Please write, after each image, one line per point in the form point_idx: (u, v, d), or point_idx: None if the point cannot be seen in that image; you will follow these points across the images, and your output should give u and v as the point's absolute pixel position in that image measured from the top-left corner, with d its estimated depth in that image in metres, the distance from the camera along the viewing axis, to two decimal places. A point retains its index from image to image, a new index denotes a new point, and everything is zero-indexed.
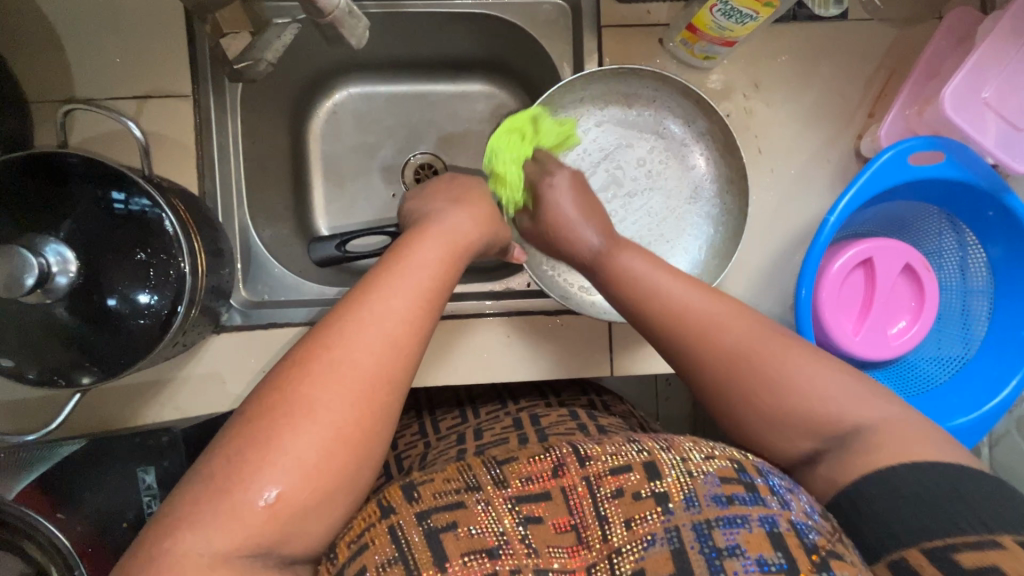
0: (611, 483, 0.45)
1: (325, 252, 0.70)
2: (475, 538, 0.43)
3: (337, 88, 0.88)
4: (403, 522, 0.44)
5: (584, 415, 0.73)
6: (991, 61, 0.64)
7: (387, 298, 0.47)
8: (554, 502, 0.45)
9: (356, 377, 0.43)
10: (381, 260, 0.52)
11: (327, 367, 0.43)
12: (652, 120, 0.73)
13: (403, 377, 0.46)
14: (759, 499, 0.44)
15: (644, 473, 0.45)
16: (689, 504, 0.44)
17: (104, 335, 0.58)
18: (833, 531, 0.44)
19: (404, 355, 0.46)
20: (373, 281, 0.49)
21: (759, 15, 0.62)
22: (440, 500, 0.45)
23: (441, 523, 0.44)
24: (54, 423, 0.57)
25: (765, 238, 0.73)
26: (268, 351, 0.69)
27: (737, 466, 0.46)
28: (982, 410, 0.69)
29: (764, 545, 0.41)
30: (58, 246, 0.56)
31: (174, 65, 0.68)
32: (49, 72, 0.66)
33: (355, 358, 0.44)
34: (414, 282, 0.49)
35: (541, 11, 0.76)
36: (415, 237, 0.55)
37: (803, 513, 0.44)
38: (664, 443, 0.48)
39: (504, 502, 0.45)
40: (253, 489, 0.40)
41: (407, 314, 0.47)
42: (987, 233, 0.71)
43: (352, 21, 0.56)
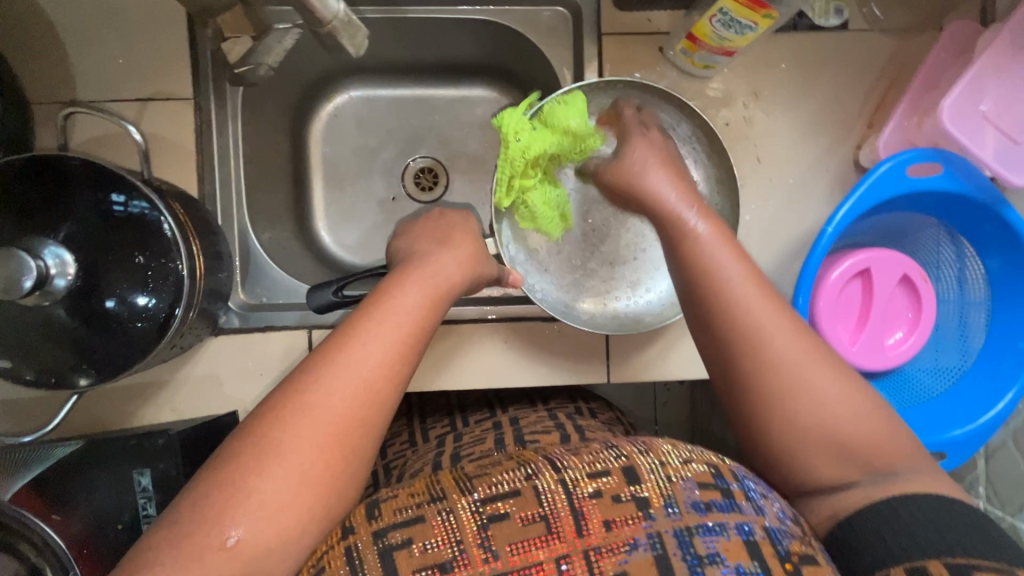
0: (589, 485, 0.46)
1: (323, 300, 0.65)
2: (429, 553, 0.43)
3: (338, 91, 0.89)
4: (360, 541, 0.43)
5: (566, 417, 0.74)
6: (991, 74, 0.64)
7: (364, 343, 0.48)
8: (523, 498, 0.46)
9: (327, 423, 0.44)
10: (363, 303, 0.52)
11: (298, 412, 0.44)
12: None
13: (376, 422, 0.47)
14: (733, 506, 0.47)
15: (622, 476, 0.47)
16: (670, 510, 0.45)
17: (101, 337, 0.58)
18: (801, 532, 0.48)
19: (380, 404, 0.47)
20: (355, 323, 0.49)
21: (759, 25, 0.62)
22: (398, 516, 0.45)
23: (397, 540, 0.43)
24: (51, 425, 0.57)
25: (763, 247, 0.73)
26: (264, 354, 0.69)
27: (713, 471, 0.49)
28: (977, 422, 0.69)
29: (743, 554, 0.44)
30: (57, 249, 0.56)
31: (175, 69, 0.68)
32: (51, 74, 0.67)
33: (327, 404, 0.45)
34: (391, 324, 0.50)
35: (542, 17, 0.76)
36: (399, 279, 0.55)
37: (776, 519, 0.47)
38: (642, 447, 0.50)
39: (467, 509, 0.45)
40: (215, 532, 0.40)
41: (383, 358, 0.48)
42: (985, 245, 0.71)
43: (354, 28, 0.56)
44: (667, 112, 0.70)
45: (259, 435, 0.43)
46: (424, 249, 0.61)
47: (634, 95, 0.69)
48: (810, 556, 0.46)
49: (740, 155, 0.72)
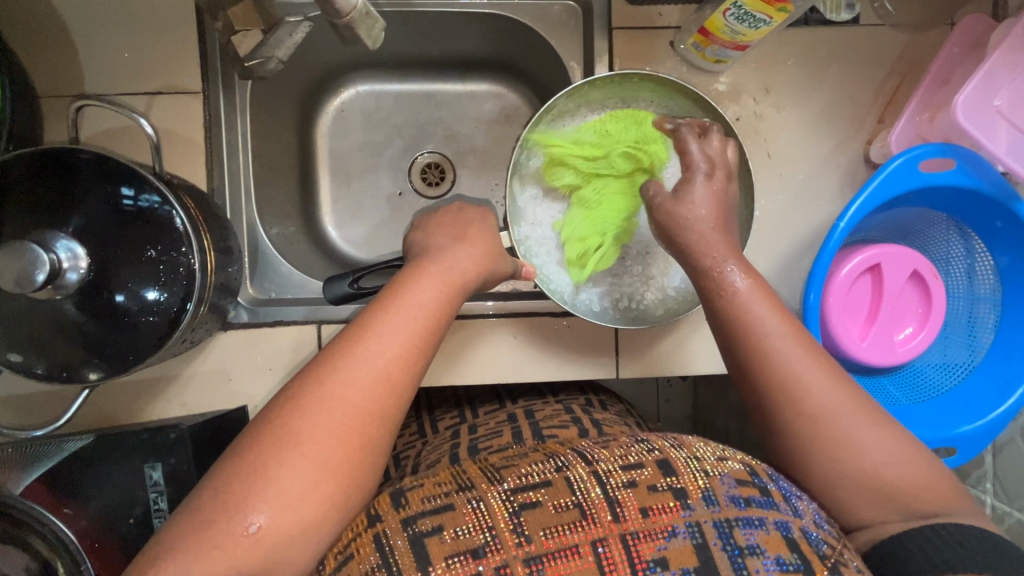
0: (624, 476, 0.47)
1: (338, 292, 0.66)
2: (460, 539, 0.43)
3: (345, 86, 0.88)
4: (389, 529, 0.44)
5: (580, 410, 0.74)
6: (1004, 69, 0.64)
7: (380, 335, 0.47)
8: (555, 488, 0.46)
9: (344, 414, 0.44)
10: (379, 295, 0.52)
11: (317, 403, 0.44)
12: (651, 118, 0.71)
13: (394, 416, 0.47)
14: (772, 504, 0.47)
15: (658, 468, 0.48)
16: (709, 502, 0.46)
17: (113, 332, 0.58)
18: (839, 539, 0.47)
19: (395, 394, 0.47)
20: (370, 315, 0.49)
21: (774, 19, 0.61)
22: (427, 505, 0.45)
23: (426, 527, 0.43)
24: (63, 418, 0.58)
25: (773, 243, 0.73)
26: (273, 348, 0.69)
27: (749, 470, 0.49)
28: (987, 418, 0.69)
29: (782, 546, 0.44)
30: (68, 242, 0.55)
31: (184, 62, 0.68)
32: (59, 67, 0.66)
33: (346, 398, 0.45)
34: (408, 315, 0.49)
35: (553, 11, 0.75)
36: (412, 273, 0.54)
37: (810, 518, 0.48)
38: (674, 442, 0.52)
39: (497, 497, 0.45)
40: (238, 518, 0.40)
41: (401, 350, 0.48)
42: (995, 241, 0.71)
43: (369, 22, 0.56)
44: (679, 115, 0.70)
45: (275, 427, 0.43)
46: (436, 243, 0.61)
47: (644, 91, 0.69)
48: (846, 563, 0.45)
49: (751, 150, 0.72)
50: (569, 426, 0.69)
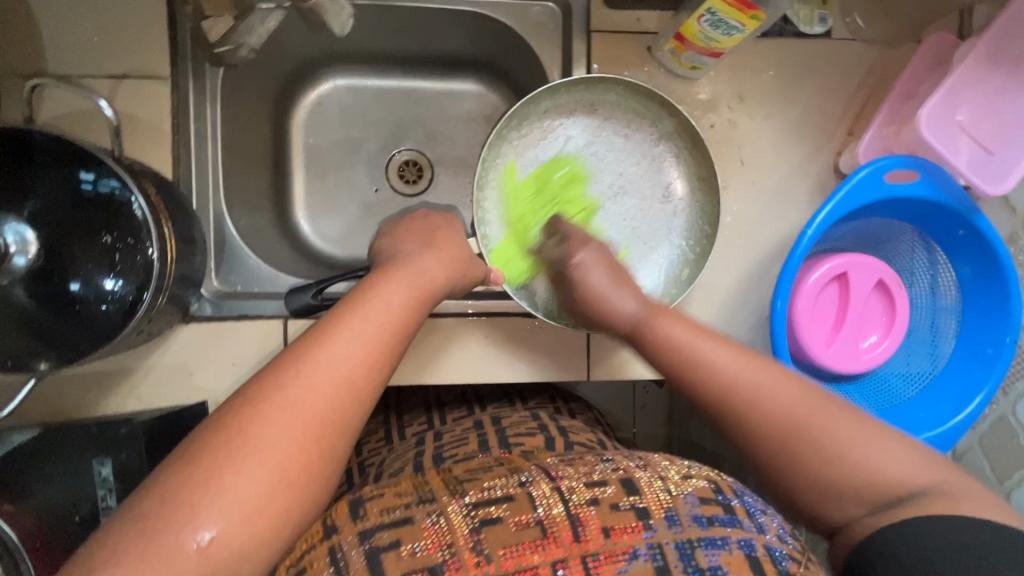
0: (587, 493, 0.47)
1: (301, 303, 0.65)
2: (418, 556, 0.43)
3: (322, 79, 0.87)
4: (344, 542, 0.45)
5: (549, 416, 0.74)
6: (968, 85, 0.65)
7: (343, 342, 0.47)
8: (517, 504, 0.47)
9: (303, 418, 0.43)
10: (345, 298, 0.51)
11: (278, 408, 0.43)
12: (620, 121, 0.71)
13: (353, 424, 0.46)
14: (735, 521, 0.48)
15: (621, 487, 0.48)
16: (670, 522, 0.46)
17: (64, 321, 0.56)
18: (803, 553, 0.49)
19: (351, 404, 0.45)
20: (333, 318, 0.48)
21: (746, 27, 0.62)
22: (386, 517, 0.46)
23: (384, 541, 0.44)
24: (5, 410, 0.54)
25: (744, 249, 0.74)
26: (238, 343, 0.67)
27: (714, 487, 0.50)
28: (949, 424, 0.70)
29: (744, 565, 0.44)
30: (19, 226, 0.54)
31: (152, 45, 0.66)
32: (19, 45, 0.64)
33: (298, 400, 0.43)
34: (374, 323, 0.49)
35: (533, 12, 0.75)
36: (387, 279, 0.54)
37: (775, 535, 0.48)
38: (639, 463, 0.52)
39: (457, 513, 0.46)
40: (186, 531, 0.38)
41: (364, 356, 0.47)
42: (956, 252, 0.72)
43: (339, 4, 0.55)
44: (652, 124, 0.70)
45: (227, 435, 0.41)
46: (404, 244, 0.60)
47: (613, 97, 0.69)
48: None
49: (725, 158, 0.73)
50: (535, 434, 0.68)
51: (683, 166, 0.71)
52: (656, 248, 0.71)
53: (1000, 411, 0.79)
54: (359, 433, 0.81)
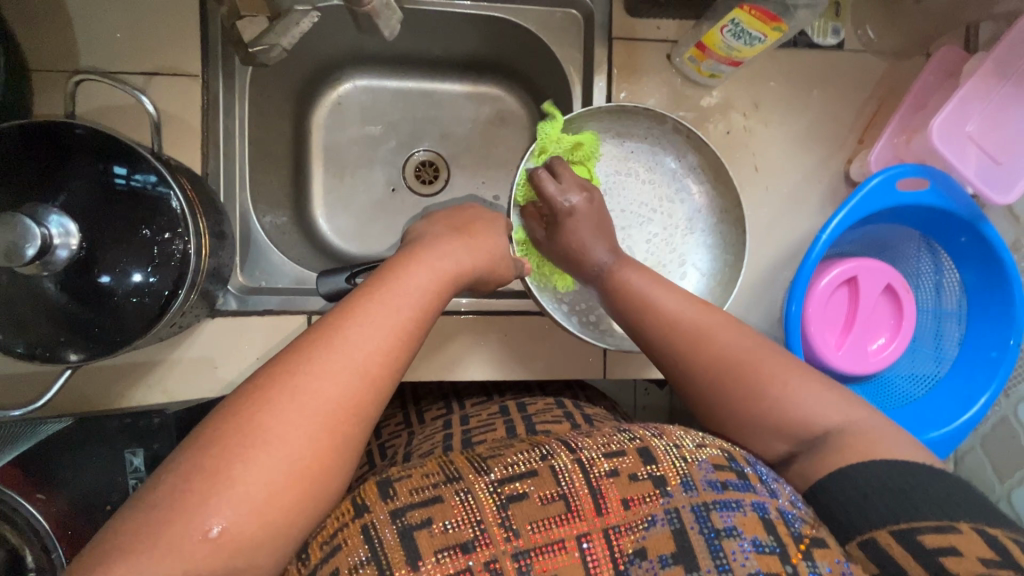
0: (606, 464, 0.48)
1: (334, 286, 0.65)
2: (450, 533, 0.44)
3: (343, 80, 0.88)
4: (376, 520, 0.44)
5: (571, 403, 0.75)
6: (978, 97, 0.68)
7: (365, 326, 0.45)
8: (540, 478, 0.47)
9: (318, 408, 0.41)
10: (368, 281, 0.50)
11: (288, 395, 0.41)
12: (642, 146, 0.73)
13: (371, 414, 0.44)
14: (749, 487, 0.48)
15: (638, 456, 0.49)
16: (687, 488, 0.47)
17: (96, 313, 0.57)
18: (813, 518, 0.49)
19: (374, 388, 0.44)
20: (355, 302, 0.47)
21: (768, 37, 0.64)
22: (416, 496, 0.45)
23: (416, 520, 0.44)
24: (42, 399, 0.56)
25: (758, 253, 0.76)
26: (262, 338, 0.68)
27: (726, 455, 0.50)
28: (955, 424, 0.72)
29: (760, 528, 0.46)
30: (60, 216, 0.53)
31: (184, 43, 0.67)
32: (51, 41, 0.64)
33: (318, 388, 0.42)
34: (395, 307, 0.47)
35: (555, 19, 0.77)
36: (411, 259, 0.53)
37: (788, 500, 0.49)
38: (655, 431, 0.52)
39: (485, 490, 0.46)
40: (196, 522, 0.37)
41: (387, 341, 0.45)
42: (961, 257, 0.75)
43: (389, 13, 0.56)
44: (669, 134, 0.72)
45: (240, 423, 0.40)
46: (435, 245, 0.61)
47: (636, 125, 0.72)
48: (821, 539, 0.47)
49: (741, 164, 0.75)
50: (563, 421, 0.68)
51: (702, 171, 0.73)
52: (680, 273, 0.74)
53: (1001, 412, 0.81)
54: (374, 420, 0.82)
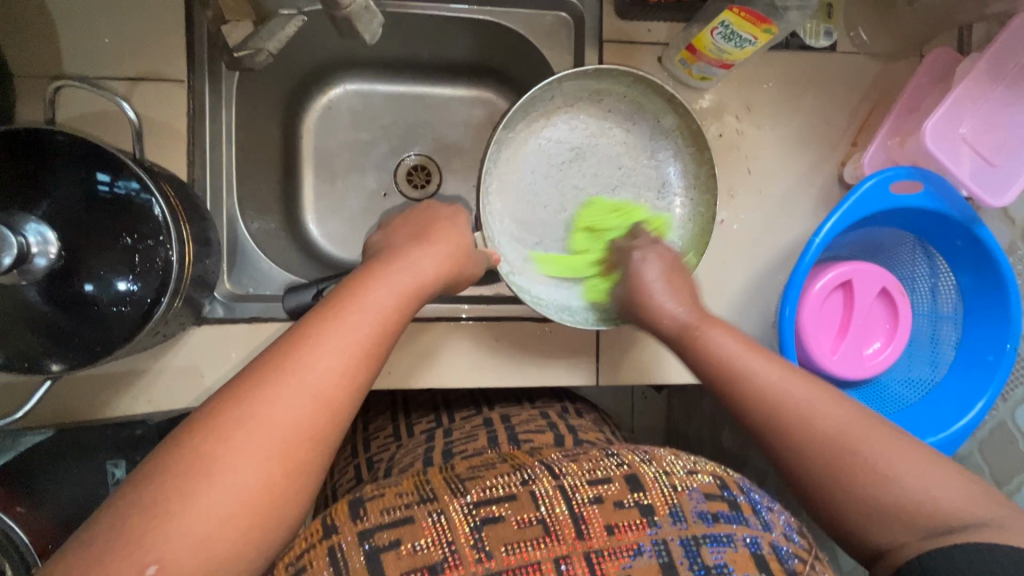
0: (590, 491, 0.47)
1: (300, 302, 0.67)
2: (419, 555, 0.42)
3: (333, 84, 0.87)
4: (344, 542, 0.43)
5: (555, 416, 0.75)
6: (971, 98, 0.67)
7: (319, 353, 0.44)
8: (518, 502, 0.46)
9: (272, 438, 0.40)
10: (333, 297, 0.49)
11: (240, 422, 0.40)
12: (623, 114, 0.71)
13: (326, 442, 0.43)
14: (741, 519, 0.47)
15: (625, 484, 0.48)
16: (676, 519, 0.46)
17: (78, 322, 0.56)
18: (809, 551, 0.48)
19: (332, 419, 0.43)
20: (312, 323, 0.46)
21: (758, 41, 0.63)
22: (386, 517, 0.45)
23: (384, 541, 0.43)
24: (20, 411, 0.54)
25: (752, 257, 0.75)
26: (249, 346, 0.67)
27: (718, 483, 0.50)
28: (951, 430, 0.71)
29: (750, 563, 0.44)
30: (38, 225, 0.53)
31: (169, 49, 0.66)
32: (35, 47, 0.64)
33: (274, 414, 0.41)
34: (353, 331, 0.46)
35: (545, 22, 0.76)
36: (378, 271, 0.53)
37: (782, 533, 0.48)
38: (644, 457, 0.52)
39: (459, 511, 0.45)
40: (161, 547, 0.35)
41: (344, 366, 0.45)
42: (956, 261, 0.74)
43: (369, 15, 0.55)
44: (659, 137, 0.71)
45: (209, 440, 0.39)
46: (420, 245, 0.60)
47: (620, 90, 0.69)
48: (814, 575, 0.45)
49: (733, 167, 0.75)
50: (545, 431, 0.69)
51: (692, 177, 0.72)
52: None
53: (999, 417, 0.80)
54: (366, 430, 0.81)
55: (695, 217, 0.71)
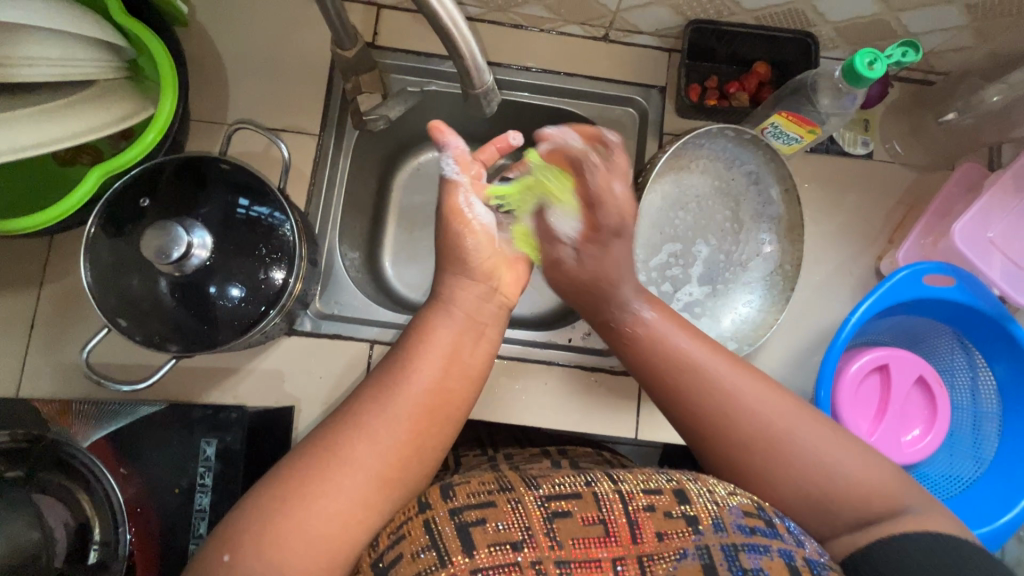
0: (644, 499, 0.49)
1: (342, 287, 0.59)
2: (501, 532, 0.45)
3: (424, 150, 1.00)
4: (437, 516, 0.46)
5: (611, 455, 0.72)
6: (998, 208, 0.75)
7: (372, 423, 0.50)
8: (584, 501, 0.48)
9: (359, 484, 0.47)
10: (391, 359, 0.55)
11: (336, 482, 0.47)
12: (733, 182, 0.82)
13: (404, 476, 0.50)
14: (777, 534, 0.49)
15: (674, 496, 0.50)
16: (717, 528, 0.48)
17: (198, 317, 0.66)
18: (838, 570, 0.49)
19: (398, 475, 0.49)
20: (381, 386, 0.52)
21: (804, 139, 0.75)
22: (473, 499, 0.48)
23: (472, 518, 0.46)
24: (147, 382, 0.66)
25: (790, 334, 0.81)
26: (329, 362, 0.77)
27: (756, 503, 0.51)
28: (996, 523, 0.72)
29: (786, 571, 0.46)
30: (202, 232, 0.64)
31: (311, 110, 0.82)
32: (209, 100, 0.81)
33: (353, 468, 0.48)
34: (409, 398, 0.52)
35: (615, 114, 0.89)
36: (432, 330, 0.57)
37: (816, 553, 0.49)
38: (690, 476, 0.53)
39: (535, 502, 0.48)
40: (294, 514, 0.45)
41: (401, 433, 0.50)
42: (993, 354, 0.77)
43: (492, 95, 0.65)
44: (756, 196, 0.82)
45: (308, 466, 0.47)
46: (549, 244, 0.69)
47: (756, 172, 0.79)
48: None
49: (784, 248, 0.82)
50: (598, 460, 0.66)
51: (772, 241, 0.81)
52: (739, 295, 0.81)
53: None
54: None
55: (774, 277, 0.80)
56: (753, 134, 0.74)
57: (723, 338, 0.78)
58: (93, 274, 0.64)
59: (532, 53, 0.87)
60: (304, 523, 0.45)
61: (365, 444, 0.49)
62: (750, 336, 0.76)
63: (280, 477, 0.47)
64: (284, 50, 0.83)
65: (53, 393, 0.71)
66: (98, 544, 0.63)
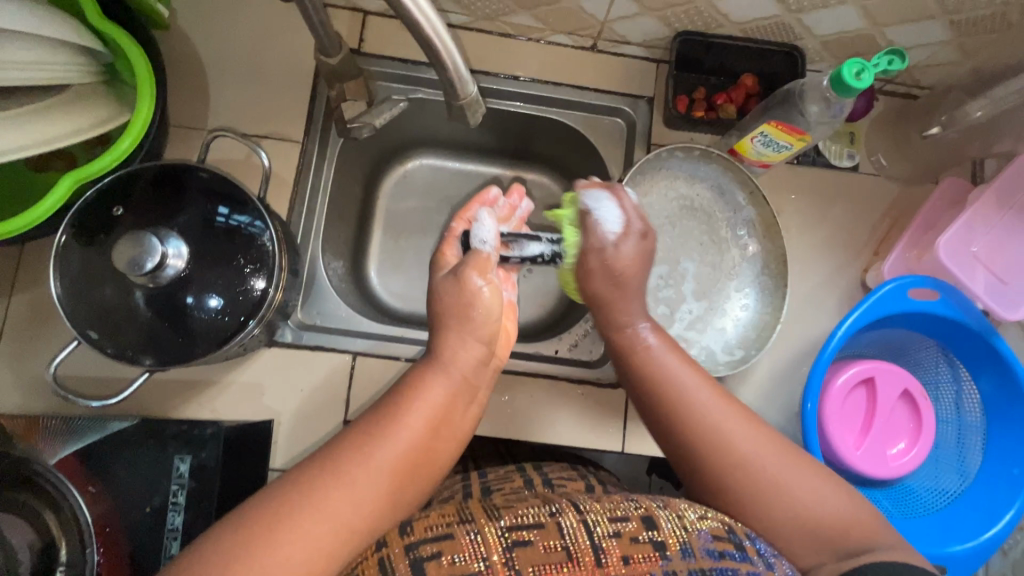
0: (610, 526, 0.48)
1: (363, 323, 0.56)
2: (457, 565, 0.44)
3: (411, 158, 0.99)
4: (392, 554, 0.45)
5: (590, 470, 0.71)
6: (980, 222, 0.75)
7: (353, 477, 0.48)
8: (546, 530, 0.47)
9: (329, 530, 0.46)
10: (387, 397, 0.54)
11: (312, 514, 0.46)
12: (709, 197, 0.84)
13: (374, 522, 0.48)
14: (746, 558, 0.49)
15: (641, 522, 0.49)
16: (686, 554, 0.47)
17: (173, 328, 0.64)
18: None
19: (377, 513, 0.48)
20: (371, 424, 0.51)
21: (794, 146, 0.73)
22: (429, 533, 0.46)
23: (427, 552, 0.45)
24: (118, 397, 0.63)
25: (777, 346, 0.80)
26: (310, 374, 0.75)
27: (726, 528, 0.51)
28: (981, 538, 0.71)
29: None
30: (177, 241, 0.63)
31: (294, 117, 0.81)
32: (189, 105, 0.79)
33: (332, 507, 0.46)
34: (394, 441, 0.51)
35: (603, 125, 0.88)
36: (417, 376, 0.56)
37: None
38: (660, 503, 0.53)
39: (494, 533, 0.46)
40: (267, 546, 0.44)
41: (382, 477, 0.49)
42: (977, 368, 0.77)
43: (476, 106, 0.64)
44: (733, 209, 0.82)
45: (277, 501, 0.46)
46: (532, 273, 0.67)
47: (730, 187, 0.81)
48: None
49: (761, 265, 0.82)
50: (577, 478, 0.65)
51: (759, 256, 0.81)
52: (727, 309, 0.81)
53: None
54: None
55: (761, 290, 0.80)
56: (702, 149, 0.78)
57: (730, 347, 0.79)
58: (63, 283, 0.62)
59: (520, 62, 0.87)
60: (268, 562, 0.43)
61: (343, 484, 0.47)
62: (754, 341, 0.77)
63: (258, 504, 0.46)
64: (266, 55, 0.81)
65: (21, 407, 0.69)
66: (64, 566, 0.60)
